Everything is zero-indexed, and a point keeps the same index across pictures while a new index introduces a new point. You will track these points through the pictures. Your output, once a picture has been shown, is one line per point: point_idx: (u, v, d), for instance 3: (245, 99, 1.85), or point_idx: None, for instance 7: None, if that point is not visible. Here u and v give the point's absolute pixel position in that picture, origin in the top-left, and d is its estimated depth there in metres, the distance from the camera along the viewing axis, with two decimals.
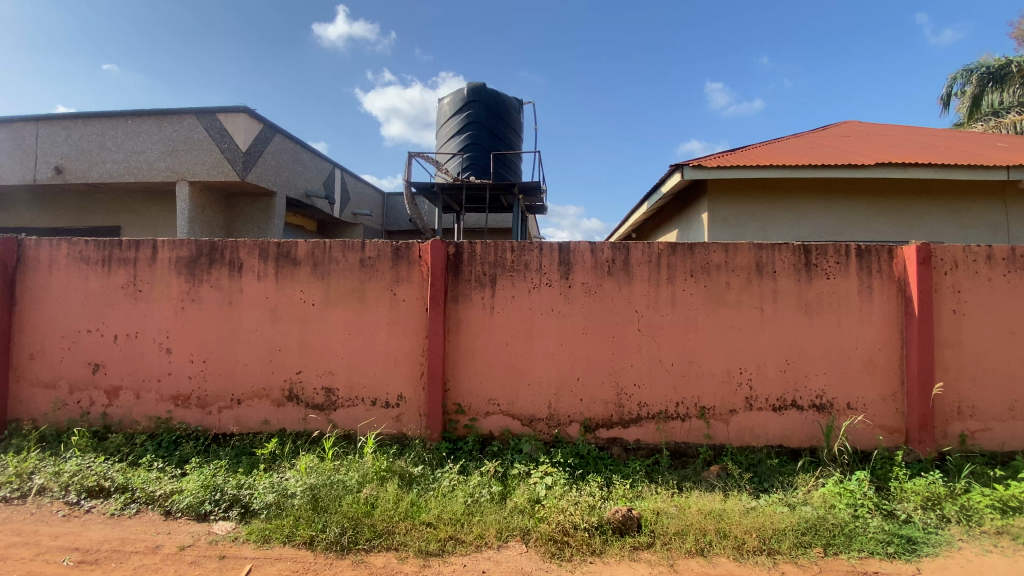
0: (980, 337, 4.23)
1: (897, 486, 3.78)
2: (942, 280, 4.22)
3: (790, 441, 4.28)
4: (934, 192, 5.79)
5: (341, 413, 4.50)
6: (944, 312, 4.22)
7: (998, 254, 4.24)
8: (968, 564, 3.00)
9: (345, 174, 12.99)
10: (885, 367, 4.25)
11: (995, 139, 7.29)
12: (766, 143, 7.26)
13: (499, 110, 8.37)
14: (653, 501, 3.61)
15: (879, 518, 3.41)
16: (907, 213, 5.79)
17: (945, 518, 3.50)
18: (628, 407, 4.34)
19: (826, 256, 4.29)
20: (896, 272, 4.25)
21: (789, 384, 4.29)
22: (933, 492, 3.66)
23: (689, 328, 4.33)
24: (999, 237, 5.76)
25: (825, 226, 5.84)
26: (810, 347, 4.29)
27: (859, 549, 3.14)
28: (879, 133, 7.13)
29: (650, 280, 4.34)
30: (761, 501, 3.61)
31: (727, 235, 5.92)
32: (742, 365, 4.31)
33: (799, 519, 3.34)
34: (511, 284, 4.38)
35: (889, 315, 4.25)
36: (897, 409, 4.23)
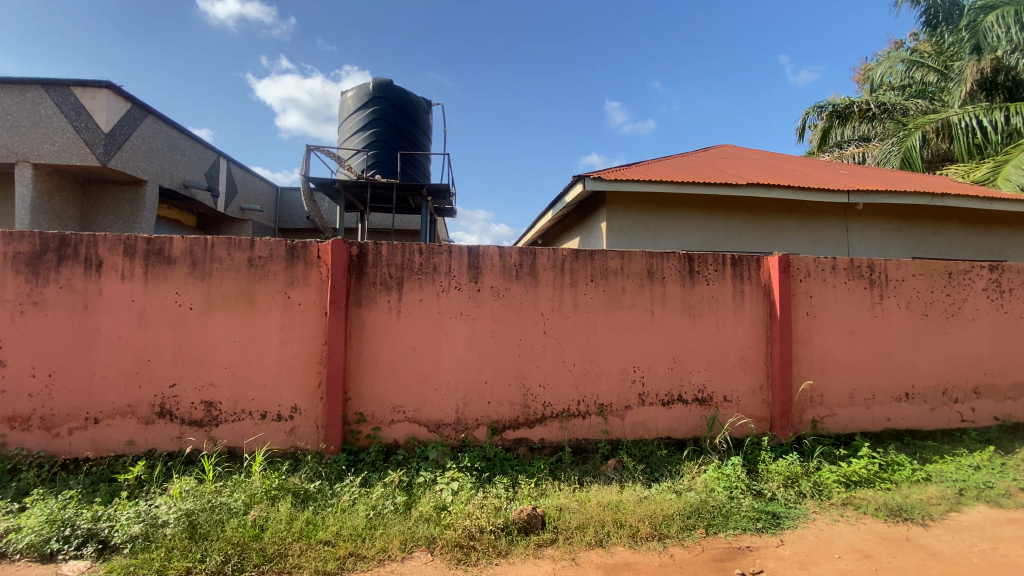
0: (827, 336, 4.94)
1: (764, 467, 4.28)
2: (799, 286, 4.88)
3: (677, 433, 4.67)
4: (792, 210, 6.68)
5: (225, 429, 4.08)
6: (799, 315, 4.87)
7: (840, 264, 4.99)
8: (820, 533, 3.48)
9: (232, 164, 11.85)
10: (754, 363, 4.80)
11: (836, 167, 8.59)
12: (658, 159, 7.87)
13: (406, 108, 8.18)
14: (556, 498, 3.73)
15: (750, 497, 3.84)
16: (772, 228, 6.61)
17: (802, 493, 4.03)
18: (533, 408, 4.44)
19: (707, 264, 4.76)
20: (763, 279, 4.83)
21: (676, 380, 4.68)
22: (792, 471, 4.20)
23: (589, 330, 4.55)
24: (842, 250, 6.79)
25: (707, 237, 6.48)
26: (694, 347, 4.72)
27: (734, 526, 3.50)
28: (750, 157, 8.07)
29: (555, 284, 4.49)
30: (652, 489, 3.89)
31: (623, 243, 6.34)
32: (636, 364, 4.62)
33: (685, 503, 3.64)
34: (418, 287, 4.28)
35: (757, 317, 4.82)
36: (764, 400, 4.81)
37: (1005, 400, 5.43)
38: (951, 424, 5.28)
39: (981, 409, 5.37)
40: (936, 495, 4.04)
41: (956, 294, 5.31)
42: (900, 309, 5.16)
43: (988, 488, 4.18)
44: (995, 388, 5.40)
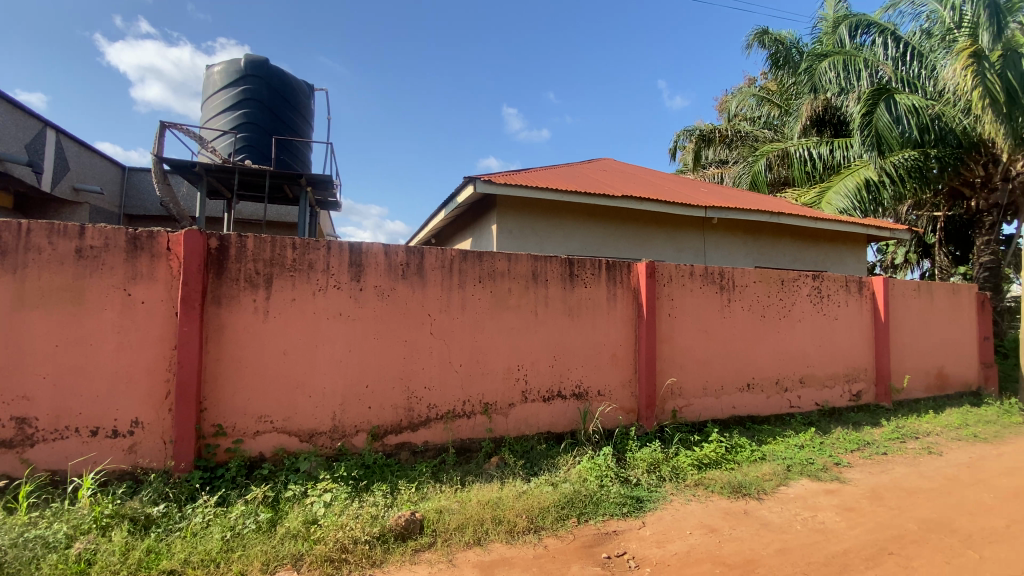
0: (685, 334, 5.52)
1: (632, 455, 4.65)
2: (663, 290, 5.39)
3: (557, 427, 4.89)
4: (661, 221, 7.36)
5: (43, 450, 3.44)
6: (663, 315, 5.39)
7: (697, 271, 5.61)
8: (676, 512, 3.87)
9: (62, 136, 10.05)
10: (625, 359, 5.21)
11: (698, 185, 9.65)
12: (546, 167, 8.20)
13: (285, 92, 7.61)
14: (436, 500, 3.69)
15: (618, 484, 4.14)
16: (644, 237, 7.24)
17: (662, 477, 4.45)
18: (417, 410, 4.35)
19: (586, 268, 5.05)
20: (633, 283, 5.27)
21: (556, 377, 4.90)
22: (655, 458, 4.62)
23: (476, 330, 4.58)
24: (701, 258, 7.64)
25: (588, 243, 6.89)
26: (572, 346, 4.98)
27: (603, 512, 3.75)
28: (628, 171, 8.76)
29: (441, 284, 4.45)
30: (531, 484, 4.02)
31: (512, 245, 6.50)
32: (520, 363, 4.75)
33: (560, 495, 3.82)
34: (290, 285, 3.98)
35: (629, 318, 5.24)
36: (633, 393, 5.24)
37: (822, 387, 6.49)
38: (782, 409, 6.18)
39: (805, 395, 6.36)
40: (769, 471, 4.71)
41: (786, 299, 6.24)
42: (744, 311, 5.93)
43: (808, 463, 4.97)
44: (814, 377, 6.43)
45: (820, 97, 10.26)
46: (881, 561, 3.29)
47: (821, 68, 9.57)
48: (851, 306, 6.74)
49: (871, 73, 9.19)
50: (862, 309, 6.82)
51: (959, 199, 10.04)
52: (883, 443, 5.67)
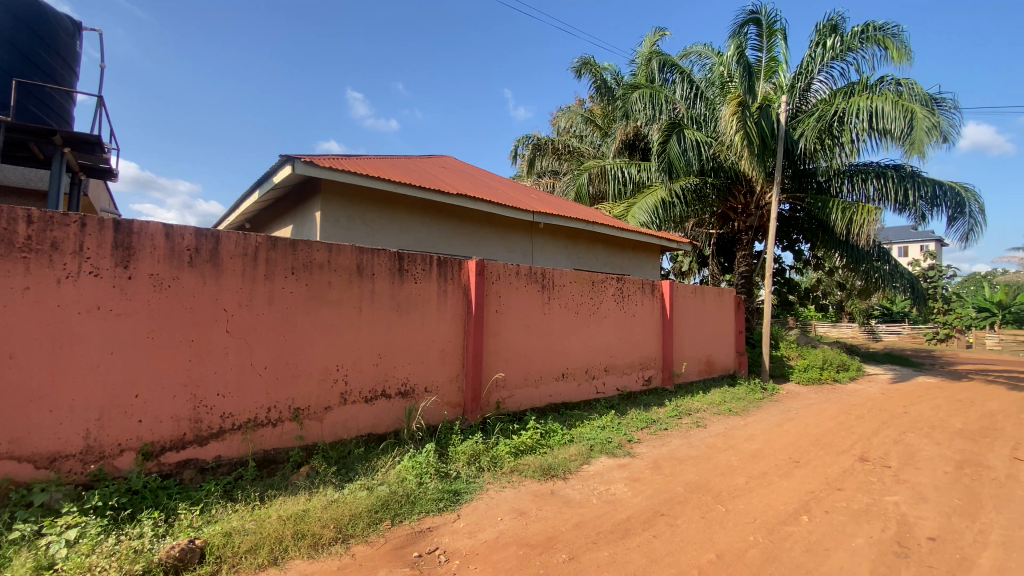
0: (510, 330, 5.80)
1: (453, 450, 4.72)
2: (492, 287, 5.58)
3: (379, 428, 4.70)
4: (494, 221, 7.65)
5: None
6: (491, 312, 5.58)
7: (523, 270, 5.94)
8: (490, 500, 4.03)
9: None
10: (452, 355, 5.25)
11: (530, 190, 10.29)
12: (381, 157, 7.89)
13: (39, 27, 5.97)
14: (226, 522, 3.23)
15: (436, 480, 4.16)
16: (477, 236, 7.44)
17: (481, 467, 4.60)
18: (207, 421, 3.76)
19: (416, 263, 4.95)
20: (463, 280, 5.34)
21: (379, 376, 4.70)
22: (475, 450, 4.76)
23: (286, 327, 4.14)
24: (527, 258, 8.13)
25: (421, 238, 6.83)
26: (398, 343, 4.83)
27: (419, 511, 3.71)
28: (466, 171, 8.92)
29: (244, 275, 3.92)
30: (343, 490, 3.79)
31: (338, 235, 6.10)
32: (338, 362, 4.44)
33: (374, 498, 3.67)
34: (21, 270, 3.09)
35: (457, 314, 5.29)
36: (459, 388, 5.32)
37: (622, 374, 7.45)
38: (590, 395, 6.92)
39: (609, 382, 7.21)
40: (575, 453, 5.22)
41: (596, 297, 7.01)
42: (562, 308, 6.48)
43: (607, 442, 5.64)
44: (616, 366, 7.34)
45: (631, 123, 11.75)
46: (656, 523, 3.86)
47: (632, 98, 10.73)
48: (646, 305, 7.87)
49: (670, 108, 10.79)
50: (654, 307, 8.02)
51: (726, 221, 12.48)
52: (665, 420, 6.73)
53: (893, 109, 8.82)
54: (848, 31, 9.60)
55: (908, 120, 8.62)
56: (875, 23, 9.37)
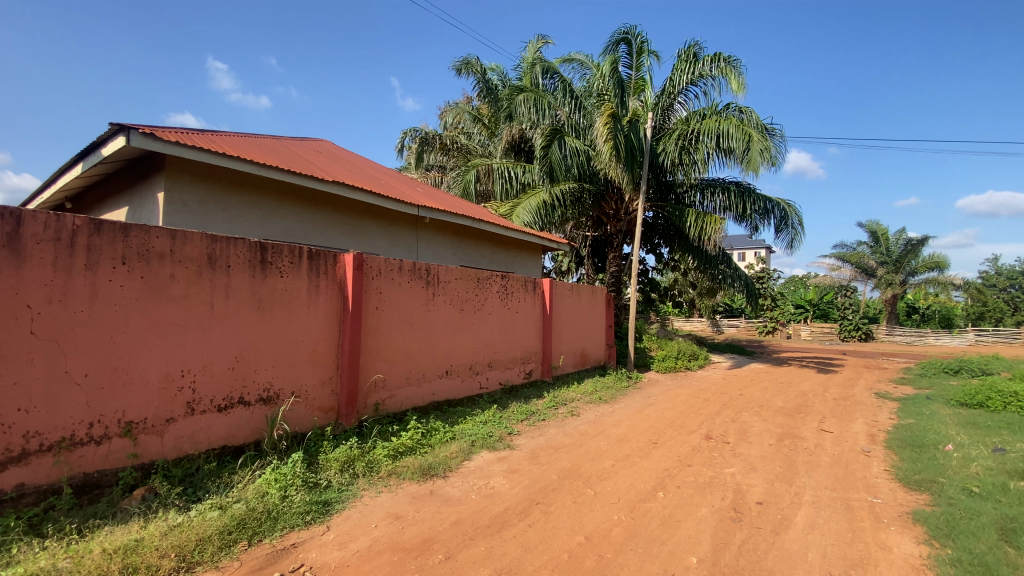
0: (390, 327, 5.58)
1: (324, 457, 4.42)
2: (370, 283, 5.32)
3: (236, 439, 4.22)
4: (375, 214, 7.32)
5: None
6: (369, 309, 5.31)
7: (405, 266, 5.76)
8: (365, 507, 3.84)
9: None
10: (324, 356, 4.90)
11: (415, 183, 10.04)
12: (244, 136, 7.11)
13: None
14: (28, 565, 2.66)
15: (303, 491, 3.85)
16: (356, 228, 7.06)
17: (355, 474, 4.37)
18: (2, 444, 3.03)
19: (281, 256, 4.52)
20: (337, 275, 5.01)
21: (237, 381, 4.21)
22: (349, 455, 4.51)
23: (115, 327, 3.51)
24: (411, 253, 7.92)
25: (292, 228, 6.29)
26: (260, 343, 4.37)
27: (282, 526, 3.40)
28: (346, 159, 8.41)
29: (56, 264, 3.24)
30: (190, 512, 3.34)
31: (187, 221, 5.38)
32: (185, 367, 3.88)
33: (228, 518, 3.28)
34: None
35: (331, 311, 4.95)
36: (332, 391, 4.99)
37: (505, 369, 7.60)
38: (473, 391, 6.95)
39: (492, 377, 7.32)
40: (456, 450, 5.20)
41: (481, 294, 7.06)
42: (445, 305, 6.41)
43: (488, 436, 5.72)
44: (499, 362, 7.47)
45: (516, 125, 12.09)
46: (530, 512, 4.00)
47: (517, 101, 10.99)
48: (528, 302, 8.13)
49: (551, 113, 11.28)
50: (535, 304, 8.32)
51: (602, 225, 13.43)
52: (544, 411, 7.03)
53: (735, 132, 10.18)
54: (703, 58, 10.83)
55: (746, 143, 10.01)
56: (724, 55, 10.66)
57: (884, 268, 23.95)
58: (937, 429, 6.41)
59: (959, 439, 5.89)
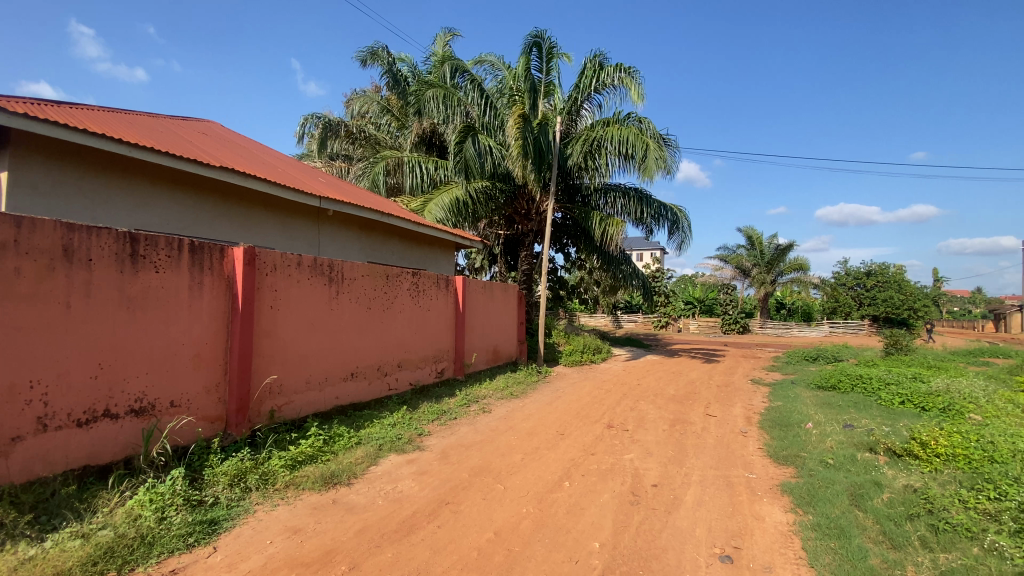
0: (287, 328, 5.20)
1: (210, 473, 4.01)
2: (264, 280, 4.91)
3: (101, 458, 3.68)
4: (271, 205, 6.79)
5: None
6: (263, 308, 4.91)
7: (304, 261, 5.40)
8: (258, 523, 3.54)
9: None
10: (210, 360, 4.43)
11: (317, 174, 9.46)
12: (111, 111, 6.22)
13: None
14: None
15: (185, 511, 3.46)
16: (249, 220, 6.50)
17: (247, 488, 4.02)
18: None
19: (156, 248, 4.01)
20: (225, 271, 4.56)
21: (102, 392, 3.67)
22: (240, 468, 4.14)
23: None
24: (313, 248, 7.46)
25: (172, 218, 5.65)
26: (131, 348, 3.85)
27: (159, 552, 3.04)
28: (237, 144, 7.70)
29: None
30: (41, 546, 2.86)
31: (37, 207, 4.62)
32: (33, 376, 3.30)
33: (90, 548, 2.86)
34: None
35: (217, 310, 4.49)
36: (219, 399, 4.53)
37: (415, 369, 7.43)
38: (381, 393, 6.71)
39: (401, 377, 7.12)
40: (361, 455, 4.98)
41: (389, 292, 6.83)
42: (350, 303, 6.12)
43: (396, 439, 5.55)
44: (409, 361, 7.29)
45: (425, 120, 11.91)
46: (440, 513, 3.94)
47: (427, 96, 10.84)
48: (439, 300, 8.02)
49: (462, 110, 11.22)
50: (447, 302, 8.22)
51: (513, 224, 13.62)
52: (455, 410, 6.97)
53: (634, 140, 10.84)
54: (606, 67, 11.36)
55: (644, 151, 10.72)
56: (625, 65, 11.26)
57: (758, 268, 26.87)
58: (799, 410, 7.35)
59: (816, 418, 6.80)
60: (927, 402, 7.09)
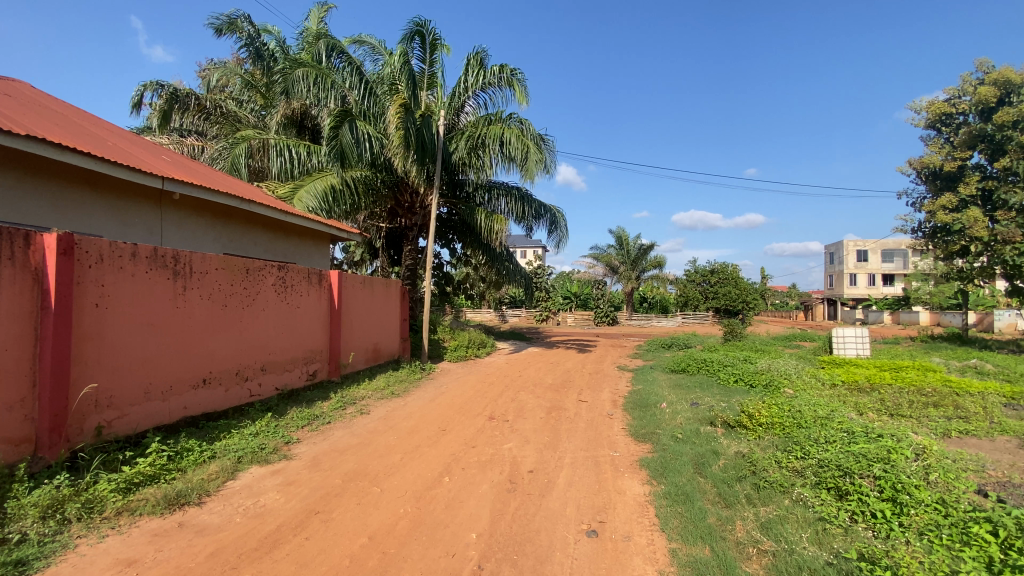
0: (119, 329, 4.45)
1: (13, 505, 3.28)
2: (87, 273, 4.15)
3: None
4: (97, 184, 5.78)
5: None
6: (85, 307, 4.14)
7: (141, 252, 4.67)
8: (80, 560, 2.98)
9: None
10: (11, 371, 3.62)
11: (161, 151, 8.22)
12: None
13: None
14: None
15: None
16: (67, 200, 5.47)
17: (67, 519, 3.37)
18: None
19: None
20: (33, 262, 3.77)
21: None
22: (57, 497, 3.45)
23: None
24: (153, 236, 6.47)
25: None
26: None
27: None
28: (50, 107, 6.40)
29: None
30: None
31: None
32: None
33: None
34: None
35: (23, 310, 3.70)
36: (26, 417, 3.72)
37: (282, 372, 6.83)
38: (241, 400, 6.05)
39: (265, 382, 6.49)
40: (216, 470, 4.44)
41: (251, 288, 6.21)
42: (201, 301, 5.42)
43: (259, 449, 5.04)
44: (274, 364, 6.67)
45: (294, 101, 11.01)
46: (308, 524, 3.67)
47: (294, 75, 9.99)
48: (311, 296, 7.46)
49: (338, 93, 10.58)
50: (320, 298, 7.70)
51: (395, 217, 13.17)
52: (327, 414, 6.54)
53: (516, 141, 11.15)
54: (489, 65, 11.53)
55: (524, 153, 11.07)
56: (507, 66, 11.53)
57: (625, 266, 29.46)
58: (657, 392, 8.21)
59: (670, 398, 7.66)
60: (754, 380, 8.39)
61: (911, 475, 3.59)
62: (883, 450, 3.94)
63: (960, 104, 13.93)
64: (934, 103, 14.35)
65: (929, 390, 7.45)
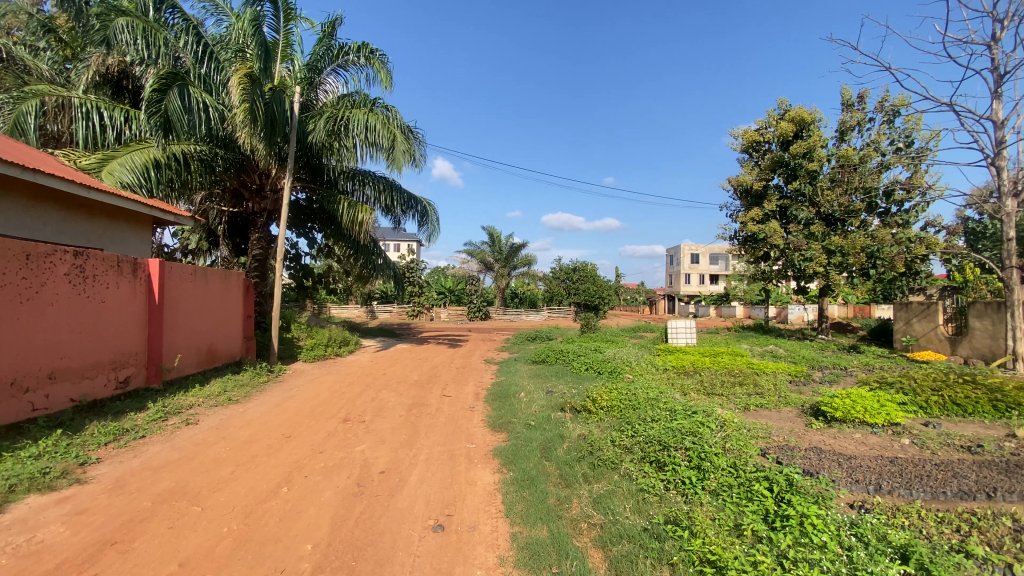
0: None
1: None
2: None
3: None
4: None
5: None
6: None
7: None
8: None
9: None
10: None
11: None
12: None
13: None
14: None
15: None
16: None
17: None
18: None
19: None
20: None
21: None
22: None
23: None
24: None
25: None
26: None
27: None
28: None
29: None
30: None
31: None
32: None
33: None
34: None
35: None
36: None
37: (80, 380, 5.66)
38: (19, 416, 4.88)
39: (55, 393, 5.32)
40: None
41: (34, 278, 5.05)
42: None
43: (40, 474, 4.10)
44: (69, 370, 5.51)
45: (116, 54, 9.22)
46: (99, 558, 3.08)
47: (115, 23, 8.37)
48: (124, 288, 6.34)
49: (170, 54, 9.16)
50: (136, 291, 6.58)
51: (240, 200, 11.79)
52: (142, 426, 5.58)
53: (382, 128, 10.68)
54: (349, 45, 10.90)
55: (391, 142, 10.69)
56: (369, 47, 10.97)
57: (499, 263, 30.36)
58: (517, 382, 8.56)
59: (528, 388, 8.01)
60: (602, 367, 9.21)
61: (712, 445, 4.24)
62: (694, 425, 4.62)
63: (766, 134, 16.78)
64: (748, 132, 17.06)
65: (736, 371, 8.87)
